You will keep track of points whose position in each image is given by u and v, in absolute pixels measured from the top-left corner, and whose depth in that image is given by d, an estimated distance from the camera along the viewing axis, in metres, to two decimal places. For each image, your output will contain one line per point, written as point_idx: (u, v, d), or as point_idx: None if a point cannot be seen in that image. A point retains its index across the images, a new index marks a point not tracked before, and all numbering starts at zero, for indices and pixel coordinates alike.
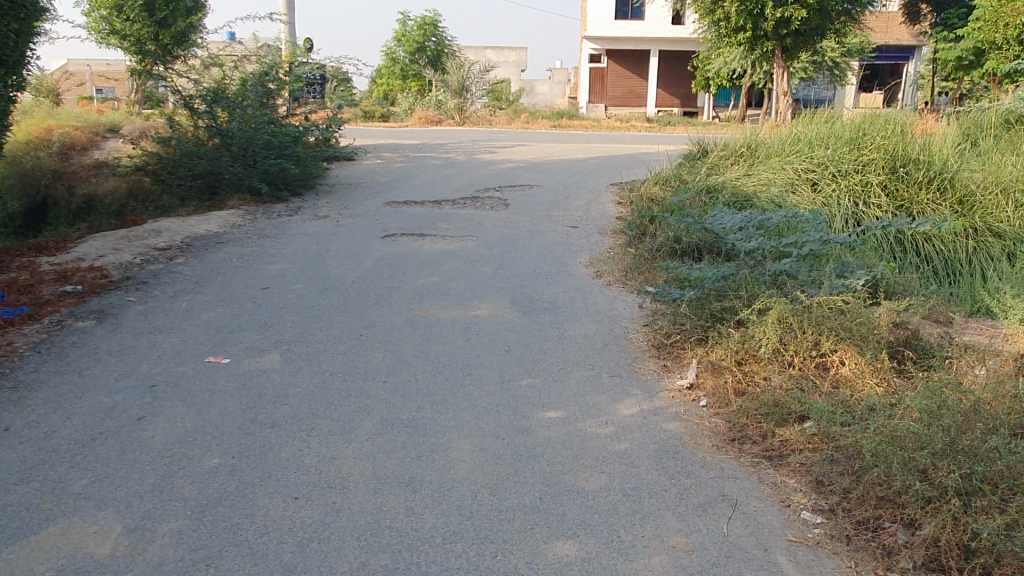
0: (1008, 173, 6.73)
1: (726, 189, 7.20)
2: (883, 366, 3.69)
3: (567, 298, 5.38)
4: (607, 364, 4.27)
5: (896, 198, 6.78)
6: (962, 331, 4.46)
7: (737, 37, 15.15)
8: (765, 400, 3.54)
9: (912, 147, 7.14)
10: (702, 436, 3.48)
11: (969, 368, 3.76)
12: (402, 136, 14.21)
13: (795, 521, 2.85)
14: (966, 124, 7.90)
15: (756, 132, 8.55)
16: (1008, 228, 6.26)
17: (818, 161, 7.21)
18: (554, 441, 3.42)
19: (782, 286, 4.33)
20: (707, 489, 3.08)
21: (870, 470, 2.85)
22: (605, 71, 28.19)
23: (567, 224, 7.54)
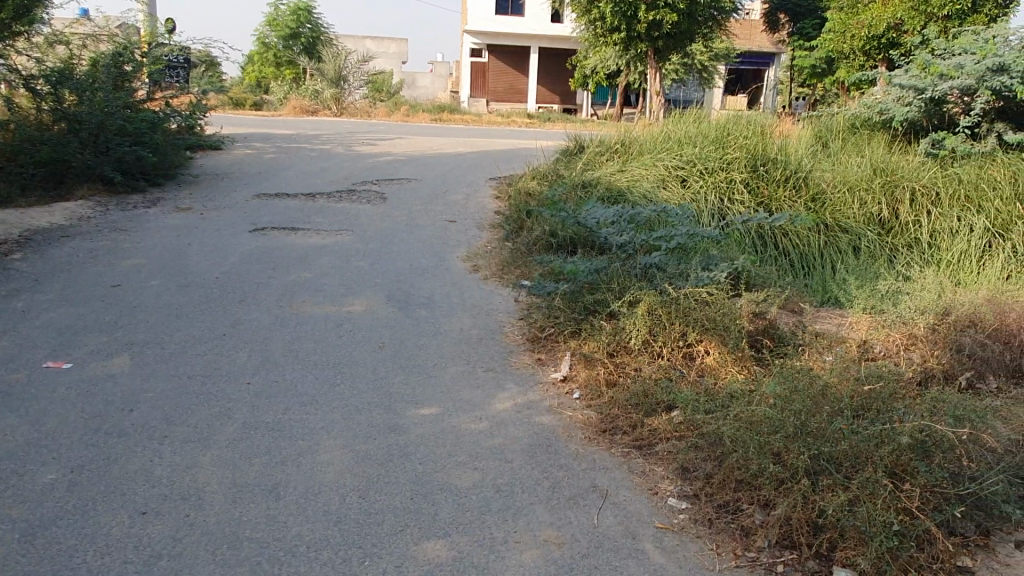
0: (855, 172, 7.25)
1: (601, 184, 7.35)
2: (744, 355, 3.88)
3: (443, 293, 5.32)
4: (481, 359, 4.25)
5: (757, 195, 7.15)
6: (814, 320, 4.76)
7: (612, 38, 15.57)
8: (634, 391, 3.62)
9: (771, 148, 7.57)
10: (575, 428, 3.52)
11: (819, 355, 4.02)
12: (275, 126, 13.63)
13: (661, 508, 2.94)
14: (819, 128, 8.48)
15: (629, 130, 8.81)
16: (855, 223, 6.75)
17: (686, 158, 7.50)
18: (427, 439, 3.36)
19: (651, 279, 4.45)
20: (579, 481, 3.11)
21: (729, 455, 2.97)
22: (486, 66, 28.27)
23: (445, 218, 7.48)
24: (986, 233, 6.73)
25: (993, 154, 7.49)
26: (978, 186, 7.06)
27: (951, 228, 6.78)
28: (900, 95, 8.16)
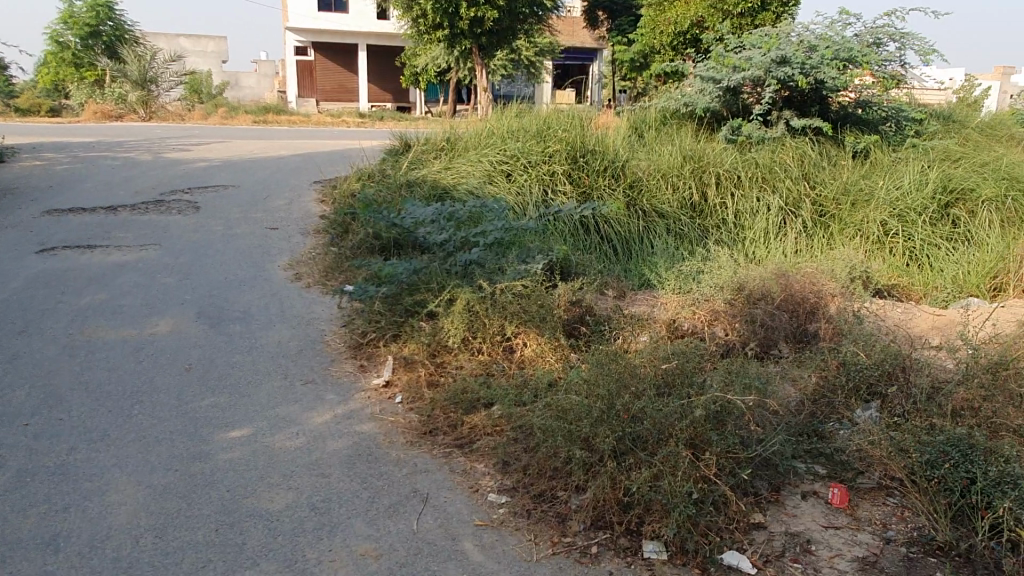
0: (666, 160, 7.66)
1: (426, 182, 7.31)
2: (560, 344, 3.97)
3: (261, 305, 5.04)
4: (299, 372, 4.06)
5: (578, 185, 7.40)
6: (630, 304, 4.98)
7: (436, 35, 15.55)
8: (454, 389, 3.61)
9: (590, 140, 7.86)
10: (396, 433, 3.45)
11: (631, 337, 4.19)
12: (73, 133, 12.40)
13: (481, 505, 2.94)
14: (633, 120, 8.93)
15: (454, 127, 8.84)
16: (668, 208, 7.14)
17: (510, 153, 7.63)
18: (236, 463, 3.16)
19: (470, 276, 4.45)
20: (399, 488, 3.04)
21: (542, 444, 3.02)
22: (313, 65, 27.35)
23: (266, 225, 7.12)
24: (780, 212, 7.15)
25: (784, 139, 8.14)
26: (772, 169, 7.59)
27: (751, 209, 7.19)
28: (701, 87, 8.75)
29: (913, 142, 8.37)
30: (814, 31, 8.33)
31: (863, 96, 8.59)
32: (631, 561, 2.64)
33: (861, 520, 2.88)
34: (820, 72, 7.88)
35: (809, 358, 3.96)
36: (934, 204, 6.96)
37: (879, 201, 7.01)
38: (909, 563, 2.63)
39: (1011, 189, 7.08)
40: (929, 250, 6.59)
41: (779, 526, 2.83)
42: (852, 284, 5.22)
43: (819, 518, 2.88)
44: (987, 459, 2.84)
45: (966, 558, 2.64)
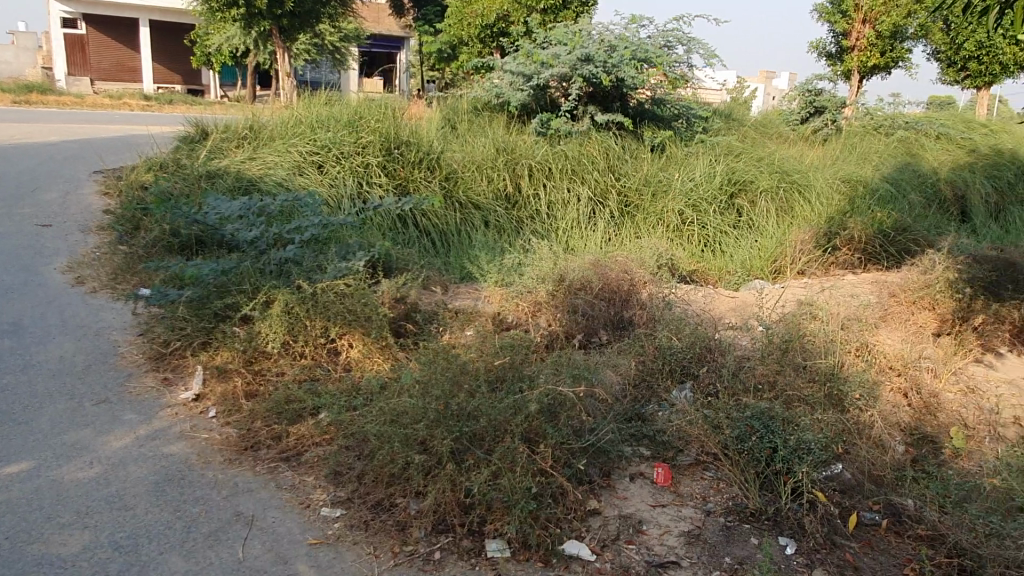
0: (480, 152, 7.70)
1: (229, 173, 6.77)
2: (387, 344, 3.84)
3: (36, 315, 4.38)
4: (90, 391, 3.58)
5: (394, 177, 7.24)
6: (454, 298, 4.95)
7: (231, 13, 14.47)
8: (275, 398, 3.36)
9: (403, 131, 7.71)
10: (212, 451, 3.15)
11: (458, 332, 4.14)
12: None
13: (314, 521, 2.76)
14: (446, 111, 8.90)
15: (257, 113, 8.27)
16: (485, 200, 7.19)
17: (320, 143, 7.29)
18: (15, 505, 2.70)
19: (286, 275, 4.17)
20: (219, 512, 2.77)
21: (377, 451, 2.88)
22: (85, 39, 24.43)
23: (36, 222, 6.21)
24: (589, 202, 7.44)
25: (589, 133, 8.49)
26: (581, 161, 7.87)
27: (562, 200, 7.41)
28: (511, 80, 8.88)
29: (701, 137, 9.07)
30: (613, 31, 8.76)
31: (657, 94, 9.13)
32: (476, 562, 2.60)
33: (683, 496, 3.07)
34: (621, 71, 8.32)
35: (628, 344, 4.16)
36: (722, 194, 7.58)
37: (676, 192, 7.52)
38: (728, 532, 2.84)
39: (783, 180, 7.86)
40: (720, 236, 7.19)
41: (613, 510, 2.93)
42: (659, 271, 5.56)
43: (647, 498, 3.03)
44: (785, 430, 3.13)
45: (774, 521, 2.89)
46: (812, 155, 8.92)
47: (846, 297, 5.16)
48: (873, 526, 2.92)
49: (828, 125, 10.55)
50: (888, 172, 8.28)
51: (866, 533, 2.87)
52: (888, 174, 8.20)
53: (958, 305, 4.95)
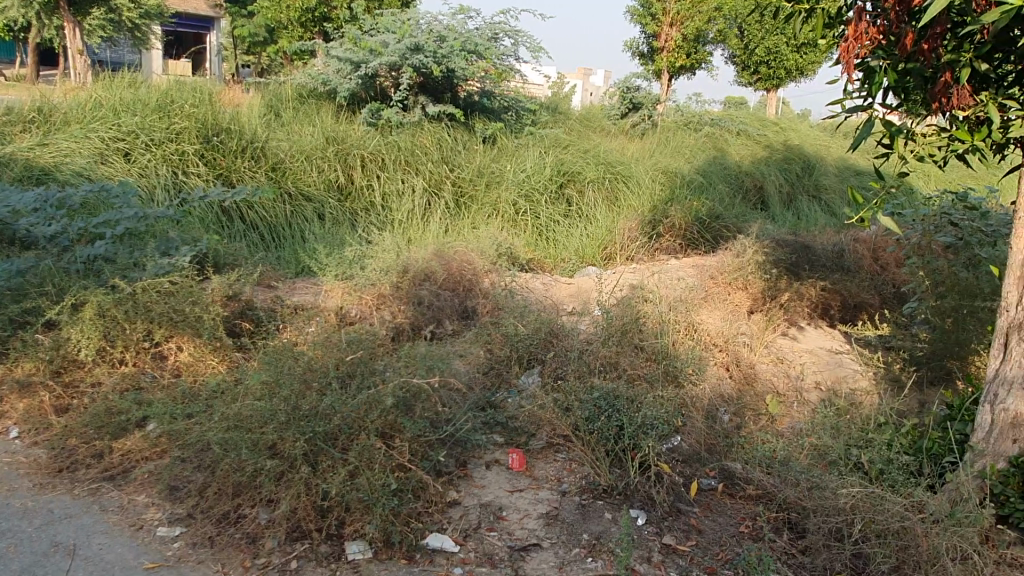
0: (308, 141, 7.35)
1: (16, 161, 5.98)
2: (221, 345, 3.56)
3: None
4: None
5: (214, 167, 6.75)
6: (290, 293, 4.70)
7: None
8: (95, 411, 3.01)
9: (222, 117, 7.19)
10: (18, 478, 2.79)
11: (300, 327, 3.93)
12: None
13: (151, 542, 2.52)
14: (268, 97, 8.42)
15: (47, 93, 7.35)
16: (316, 191, 6.90)
17: (126, 129, 6.62)
18: None
19: (98, 275, 3.76)
20: (33, 545, 2.45)
21: (220, 460, 2.66)
22: None
23: None
24: (424, 193, 7.36)
25: (420, 124, 8.38)
26: (413, 151, 7.74)
27: (397, 191, 7.27)
28: (337, 67, 8.55)
29: (530, 130, 9.21)
30: (441, 22, 8.73)
31: (486, 87, 9.15)
32: (336, 568, 2.50)
33: (538, 479, 3.14)
34: (451, 62, 8.31)
35: (475, 334, 4.17)
36: (552, 185, 7.82)
37: (509, 182, 7.66)
38: (583, 509, 2.93)
39: (608, 172, 8.24)
40: (553, 225, 7.41)
41: (472, 500, 2.94)
42: (498, 260, 5.63)
43: (504, 485, 3.07)
44: (629, 408, 3.27)
45: (625, 495, 3.02)
46: (633, 148, 9.44)
47: (671, 280, 5.52)
48: (711, 491, 3.14)
49: (645, 121, 11.21)
50: (700, 165, 8.97)
51: (706, 498, 3.09)
52: (699, 167, 8.87)
53: (766, 285, 5.47)
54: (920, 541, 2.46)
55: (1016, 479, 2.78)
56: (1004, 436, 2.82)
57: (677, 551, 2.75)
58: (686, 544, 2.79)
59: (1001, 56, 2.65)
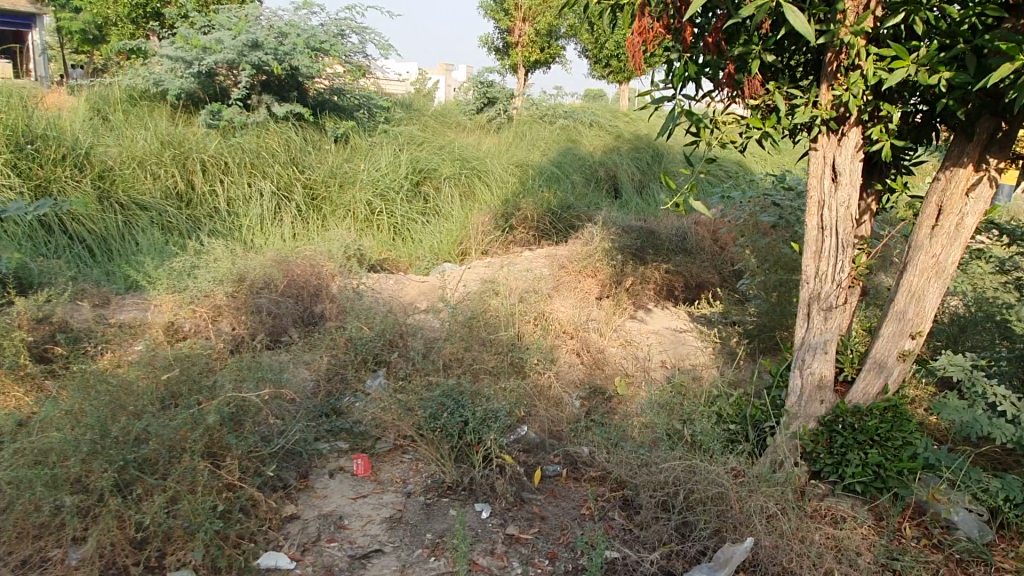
0: (140, 145, 6.86)
1: None
2: (28, 373, 3.28)
3: None
4: None
5: (30, 179, 6.19)
6: (117, 311, 4.41)
7: None
8: None
9: (38, 123, 6.58)
10: None
11: (122, 347, 3.68)
12: None
13: None
14: (93, 100, 7.81)
15: None
16: (151, 199, 6.46)
17: None
18: None
19: None
20: None
21: (14, 502, 2.43)
22: None
23: None
24: (273, 196, 7.03)
25: (266, 124, 7.99)
26: (259, 153, 7.34)
27: (243, 196, 6.91)
28: (170, 66, 8.00)
29: (384, 127, 8.97)
30: (282, 18, 8.41)
31: (335, 84, 8.88)
32: None
33: (383, 483, 3.08)
34: (294, 59, 8.00)
35: (318, 339, 4.06)
36: (407, 183, 7.71)
37: (363, 182, 7.48)
38: (428, 509, 2.91)
39: (464, 167, 8.23)
40: (409, 223, 7.32)
41: (312, 512, 2.85)
42: (347, 262, 5.48)
43: (346, 493, 3.00)
44: (473, 403, 3.28)
45: (469, 490, 3.02)
46: (489, 143, 9.48)
47: (522, 271, 5.60)
48: (555, 477, 3.21)
49: (501, 115, 11.27)
50: (554, 157, 9.13)
51: (550, 484, 3.15)
52: (553, 159, 9.03)
53: (613, 270, 5.65)
54: (734, 505, 2.61)
55: (823, 436, 2.96)
56: (812, 399, 3.05)
57: (519, 540, 2.78)
58: (529, 532, 2.83)
59: (786, 48, 2.89)
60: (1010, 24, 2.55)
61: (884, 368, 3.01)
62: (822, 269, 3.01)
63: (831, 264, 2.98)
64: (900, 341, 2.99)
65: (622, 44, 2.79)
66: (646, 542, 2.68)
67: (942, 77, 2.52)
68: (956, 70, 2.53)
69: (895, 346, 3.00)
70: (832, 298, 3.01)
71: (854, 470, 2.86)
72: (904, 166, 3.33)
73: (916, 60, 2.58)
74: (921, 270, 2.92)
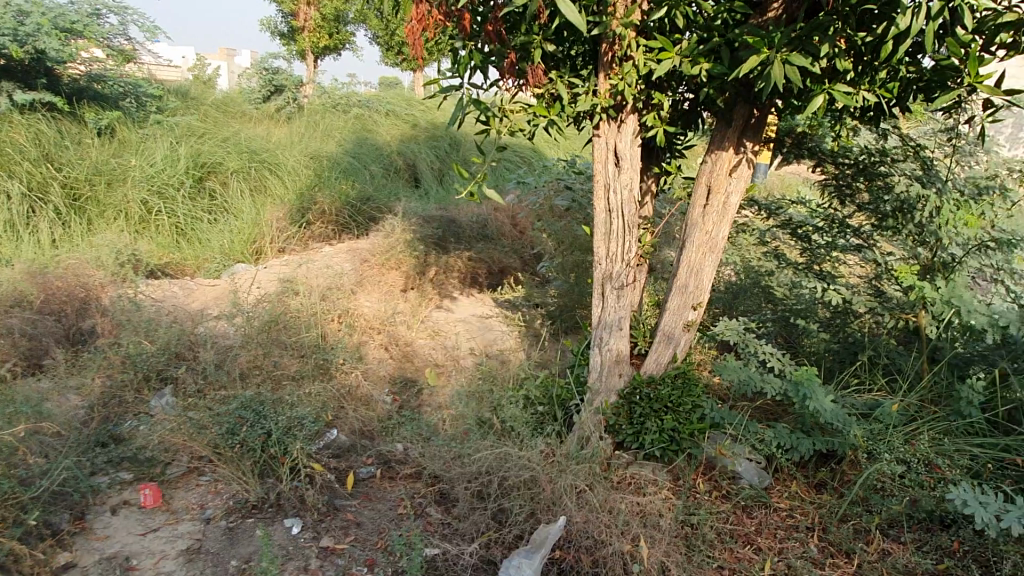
0: None
1: None
2: None
3: None
4: None
5: None
6: None
7: None
8: None
9: None
10: None
11: None
12: None
13: None
14: None
15: None
16: None
17: None
18: None
19: None
20: None
21: None
22: None
23: None
24: (23, 199, 6.15)
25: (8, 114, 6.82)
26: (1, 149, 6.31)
27: None
28: None
29: (157, 118, 8.08)
30: None
31: (93, 70, 7.86)
32: None
33: (177, 511, 2.80)
34: (38, 41, 7.01)
35: (89, 359, 3.61)
36: (188, 178, 7.05)
37: (134, 179, 6.73)
38: (231, 533, 2.68)
39: (252, 160, 7.65)
40: (193, 222, 6.71)
41: (91, 556, 2.52)
42: (121, 269, 4.92)
43: (134, 529, 2.69)
44: (275, 411, 3.05)
45: (277, 506, 2.83)
46: (278, 134, 8.94)
47: (321, 268, 5.37)
48: (369, 479, 3.10)
49: (290, 104, 10.69)
50: (350, 146, 8.81)
51: (364, 487, 3.04)
52: (349, 148, 8.71)
53: (416, 261, 5.60)
54: (545, 486, 2.67)
55: (623, 408, 3.12)
56: (612, 373, 3.20)
57: (335, 551, 2.64)
58: (345, 542, 2.69)
59: (566, 39, 2.99)
60: (756, 20, 2.82)
61: (672, 339, 3.24)
62: (612, 249, 3.17)
63: (620, 244, 3.15)
64: (683, 313, 3.24)
65: (402, 31, 2.73)
66: (465, 534, 2.68)
67: (702, 68, 2.73)
68: (714, 61, 2.75)
69: (679, 318, 3.23)
70: (622, 277, 3.18)
71: (653, 436, 3.04)
72: (678, 149, 3.60)
73: (680, 52, 2.77)
74: (697, 246, 3.18)
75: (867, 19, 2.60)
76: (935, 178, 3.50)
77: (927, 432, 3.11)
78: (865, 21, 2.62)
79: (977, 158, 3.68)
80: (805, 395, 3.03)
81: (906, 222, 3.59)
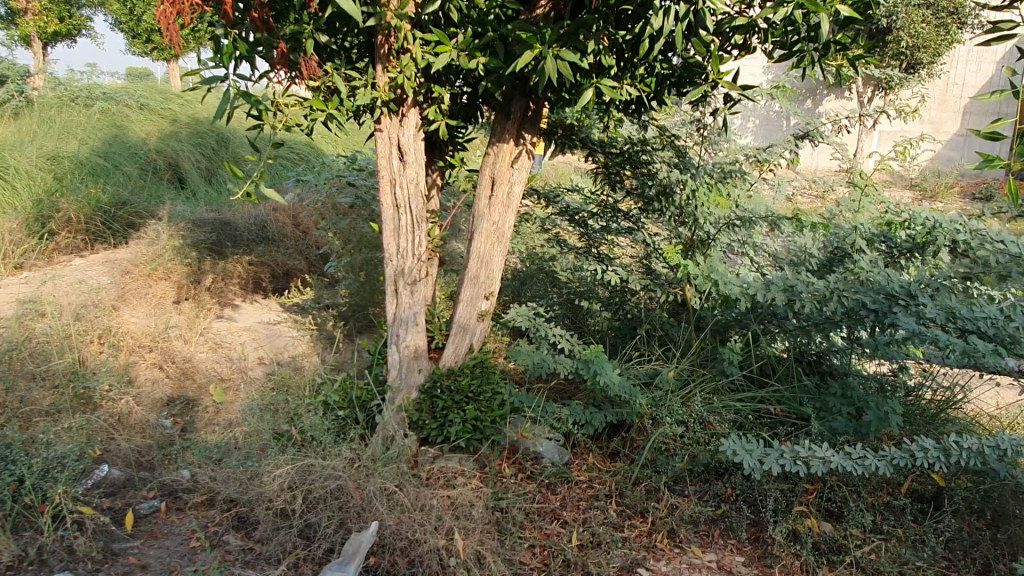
0: None
1: None
2: None
3: None
4: None
5: None
6: None
7: None
8: None
9: None
10: None
11: None
12: None
13: None
14: None
15: None
16: None
17: None
18: None
19: None
20: None
21: None
22: None
23: None
24: None
25: None
26: None
27: None
28: None
29: None
30: None
31: None
32: None
33: None
34: None
35: None
36: None
37: None
38: None
39: None
40: None
41: None
42: None
43: None
44: (27, 453, 2.67)
45: (39, 562, 2.43)
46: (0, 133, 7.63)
47: (73, 284, 4.74)
48: (152, 514, 2.79)
49: (14, 97, 9.10)
50: (96, 144, 7.78)
51: (146, 525, 2.72)
52: (95, 147, 7.70)
53: (187, 270, 5.15)
54: (354, 494, 2.60)
55: (425, 403, 3.11)
56: (411, 369, 3.18)
57: None
58: None
59: (339, 30, 2.89)
60: (526, 16, 2.92)
61: (468, 329, 3.28)
62: (403, 245, 3.13)
63: (410, 240, 3.12)
64: (477, 303, 3.30)
65: (153, 16, 2.48)
66: (270, 557, 2.52)
67: (479, 62, 2.76)
68: (490, 55, 2.80)
69: (473, 308, 3.29)
70: (415, 272, 3.16)
71: (457, 427, 3.06)
72: (460, 142, 3.66)
73: (456, 45, 2.79)
74: (485, 236, 3.24)
75: (625, 19, 2.81)
76: (689, 164, 3.90)
77: (700, 393, 3.47)
78: (622, 21, 2.83)
79: (722, 145, 4.08)
80: (595, 372, 3.20)
81: (668, 204, 3.92)
